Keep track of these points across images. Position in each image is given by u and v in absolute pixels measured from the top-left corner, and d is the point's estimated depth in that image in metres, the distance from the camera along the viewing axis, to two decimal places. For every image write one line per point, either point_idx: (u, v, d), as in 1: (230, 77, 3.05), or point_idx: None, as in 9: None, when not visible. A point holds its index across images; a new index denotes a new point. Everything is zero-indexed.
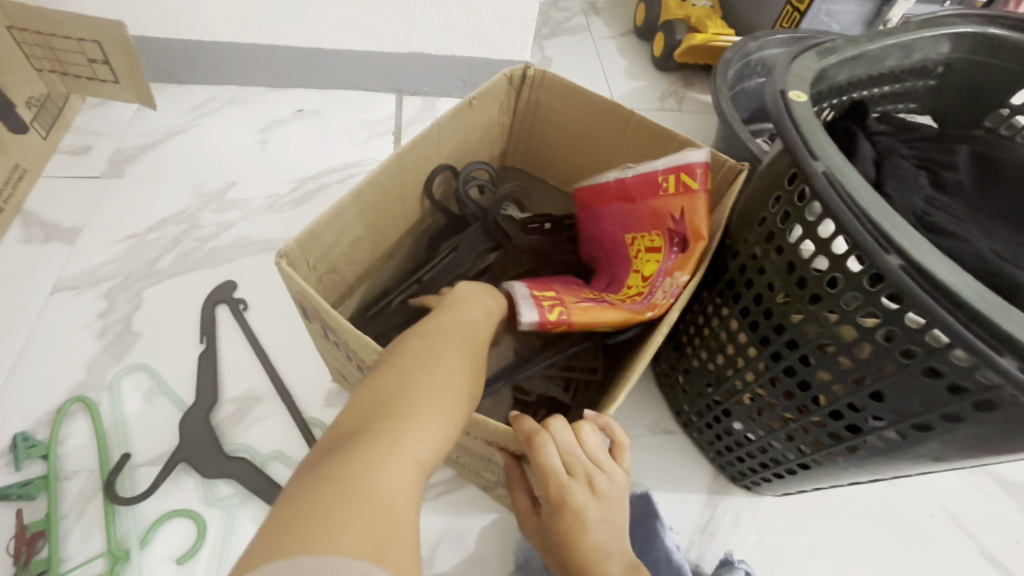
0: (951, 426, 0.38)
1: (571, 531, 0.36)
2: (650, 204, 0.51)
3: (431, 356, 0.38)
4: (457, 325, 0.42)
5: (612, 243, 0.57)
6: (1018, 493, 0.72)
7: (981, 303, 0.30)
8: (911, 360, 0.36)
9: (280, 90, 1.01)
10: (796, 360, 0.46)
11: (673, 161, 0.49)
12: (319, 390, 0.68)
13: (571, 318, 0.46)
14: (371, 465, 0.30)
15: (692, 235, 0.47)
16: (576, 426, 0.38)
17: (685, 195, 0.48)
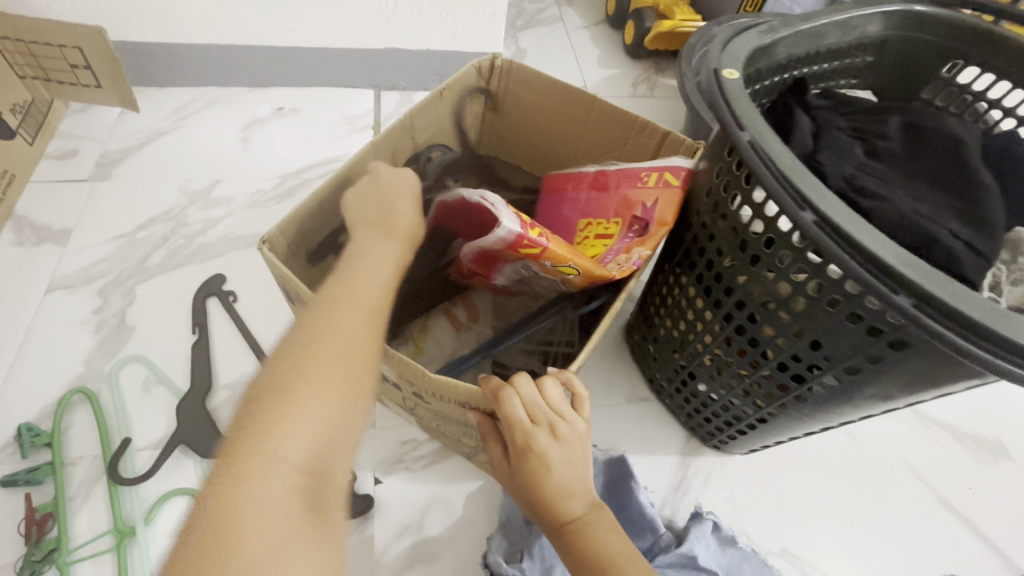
0: (877, 366, 0.42)
1: (536, 470, 0.41)
2: (624, 194, 0.53)
3: (317, 336, 0.40)
4: (350, 295, 0.43)
5: (565, 227, 0.60)
6: (971, 443, 0.77)
7: (878, 249, 0.34)
8: (836, 309, 0.40)
9: (260, 90, 1.04)
10: (745, 319, 0.50)
11: (660, 162, 0.53)
12: None
13: (547, 245, 0.48)
14: (242, 482, 0.34)
15: (656, 222, 0.51)
16: (539, 381, 0.41)
17: (663, 189, 0.52)
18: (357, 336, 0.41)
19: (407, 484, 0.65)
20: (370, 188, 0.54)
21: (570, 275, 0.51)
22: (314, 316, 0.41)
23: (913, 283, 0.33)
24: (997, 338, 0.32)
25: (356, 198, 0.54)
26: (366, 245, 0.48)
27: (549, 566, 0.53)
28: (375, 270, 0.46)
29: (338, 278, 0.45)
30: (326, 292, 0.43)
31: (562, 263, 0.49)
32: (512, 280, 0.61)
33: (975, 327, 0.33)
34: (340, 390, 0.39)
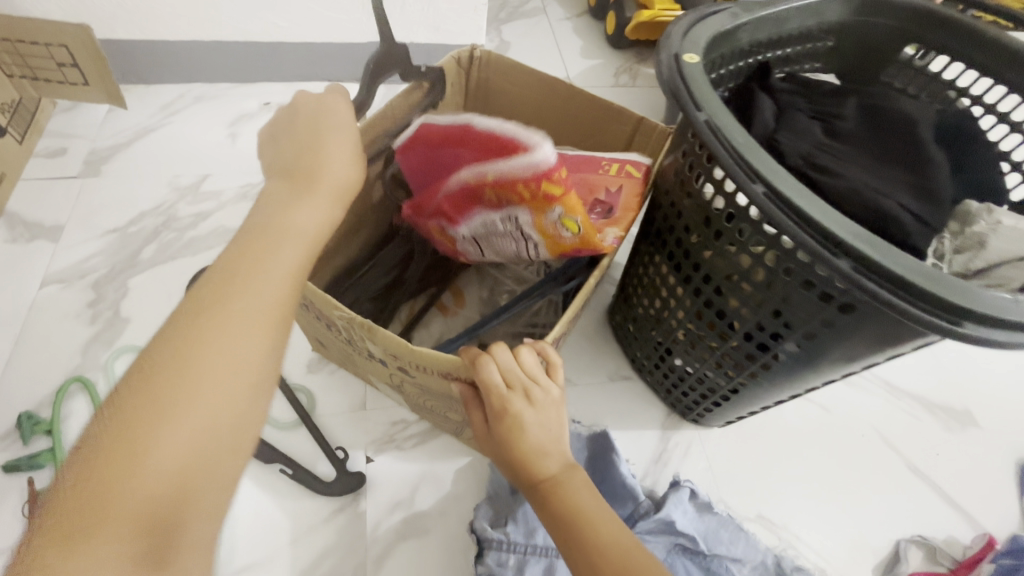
0: (832, 331, 0.45)
1: (512, 432, 0.44)
2: (584, 177, 0.56)
3: (209, 341, 0.34)
4: (253, 286, 0.37)
5: None
6: (941, 413, 0.80)
7: (821, 216, 0.36)
8: (792, 277, 0.43)
9: (246, 86, 1.05)
10: (712, 292, 0.53)
11: (618, 154, 0.56)
12: (301, 359, 0.74)
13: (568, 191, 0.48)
14: (106, 487, 0.30)
15: (620, 208, 0.55)
16: (516, 350, 0.44)
17: (625, 178, 0.55)
18: (256, 347, 0.35)
19: (398, 462, 0.68)
20: (299, 124, 0.46)
21: (569, 230, 0.51)
22: (207, 312, 0.35)
23: (855, 249, 0.36)
24: (933, 298, 0.34)
25: (284, 134, 0.46)
26: (286, 198, 0.42)
27: (532, 531, 0.56)
28: (289, 246, 0.39)
29: (242, 253, 0.38)
30: (224, 273, 0.37)
31: (571, 213, 0.49)
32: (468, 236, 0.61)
33: (912, 289, 0.35)
34: (230, 417, 0.34)
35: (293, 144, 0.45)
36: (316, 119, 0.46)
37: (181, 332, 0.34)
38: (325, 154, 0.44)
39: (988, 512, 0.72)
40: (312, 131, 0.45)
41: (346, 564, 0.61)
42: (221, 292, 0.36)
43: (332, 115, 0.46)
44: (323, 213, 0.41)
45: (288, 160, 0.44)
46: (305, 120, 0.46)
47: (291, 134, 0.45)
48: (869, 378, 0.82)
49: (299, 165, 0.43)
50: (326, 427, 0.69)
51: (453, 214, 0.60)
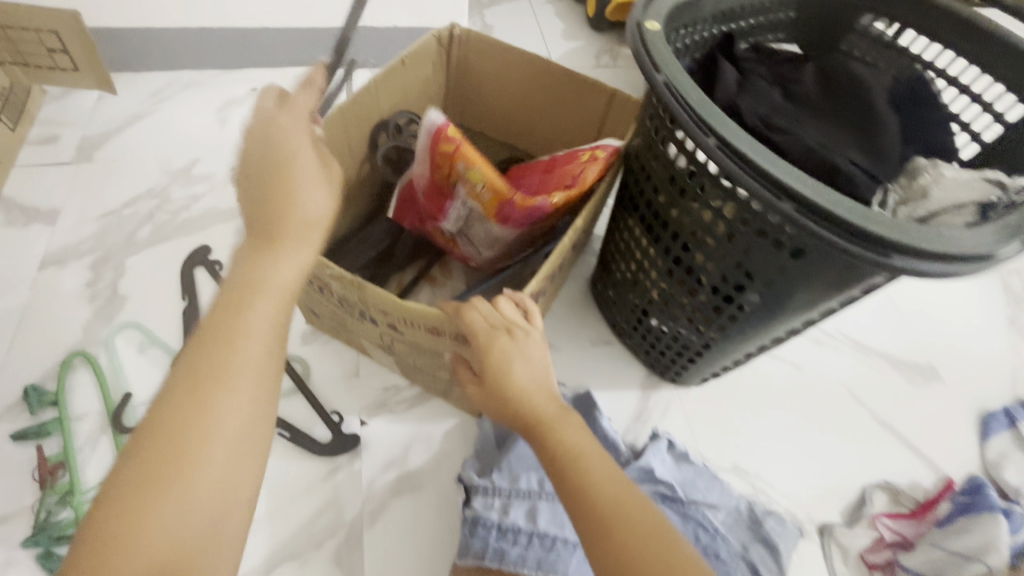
0: (788, 277, 0.48)
1: (501, 369, 0.47)
2: (561, 169, 0.62)
3: (196, 427, 0.36)
4: (230, 363, 0.38)
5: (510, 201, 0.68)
6: (906, 368, 0.84)
7: (767, 164, 0.40)
8: (748, 227, 0.47)
9: (234, 72, 1.07)
10: (681, 249, 0.56)
11: (597, 145, 0.62)
12: (296, 331, 0.77)
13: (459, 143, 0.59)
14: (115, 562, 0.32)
15: (580, 186, 0.58)
16: (495, 299, 0.49)
17: (592, 162, 0.60)
18: (242, 408, 0.38)
19: (391, 424, 0.71)
20: (262, 157, 0.45)
21: (478, 184, 0.59)
22: (188, 396, 0.37)
23: (796, 191, 0.39)
24: (865, 235, 0.37)
25: (250, 166, 0.46)
26: (253, 250, 0.43)
27: (516, 476, 0.60)
28: (262, 313, 0.41)
29: (219, 325, 0.40)
30: (204, 350, 0.39)
31: (470, 165, 0.59)
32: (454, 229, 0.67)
33: (847, 227, 0.38)
34: (223, 491, 0.36)
35: (260, 191, 0.44)
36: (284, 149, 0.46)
37: (167, 417, 0.37)
38: (290, 195, 0.44)
39: (948, 458, 0.77)
40: (286, 160, 0.45)
41: (343, 518, 0.64)
42: (203, 372, 0.38)
43: (298, 148, 0.46)
44: (301, 264, 0.43)
45: (257, 202, 0.44)
46: (274, 149, 0.46)
47: (256, 169, 0.45)
48: (840, 339, 0.86)
49: (264, 213, 0.43)
50: (321, 393, 0.72)
51: (435, 210, 0.67)
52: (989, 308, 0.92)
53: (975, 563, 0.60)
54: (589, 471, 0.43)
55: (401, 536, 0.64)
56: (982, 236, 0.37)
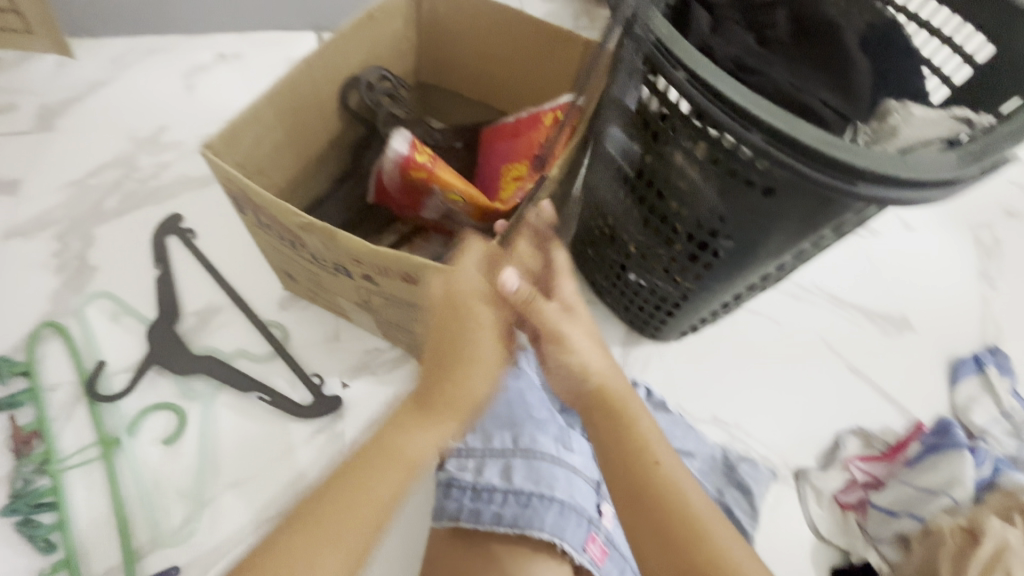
0: (758, 217, 0.48)
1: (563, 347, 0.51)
2: (529, 136, 0.66)
3: (314, 550, 0.43)
4: (364, 495, 0.45)
5: (491, 175, 0.72)
6: (880, 320, 0.86)
7: (734, 94, 0.39)
8: (719, 167, 0.47)
9: (199, 37, 1.03)
10: (656, 198, 0.56)
11: (555, 103, 0.64)
12: (273, 296, 0.76)
13: (431, 170, 0.57)
14: None
15: (547, 156, 0.61)
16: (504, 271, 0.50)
17: (554, 125, 0.62)
18: (335, 564, 0.43)
19: (372, 385, 0.71)
20: (443, 307, 0.50)
21: (458, 202, 0.58)
22: (322, 517, 0.44)
23: (765, 121, 0.39)
24: (834, 162, 0.38)
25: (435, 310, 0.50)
26: (417, 406, 0.49)
27: (489, 436, 0.61)
28: (394, 462, 0.47)
29: (373, 477, 0.46)
30: (351, 484, 0.45)
31: (447, 188, 0.57)
32: (434, 216, 0.66)
33: (815, 155, 0.38)
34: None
35: (436, 343, 0.50)
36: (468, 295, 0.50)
37: (303, 529, 0.44)
38: (463, 361, 0.49)
39: (919, 404, 0.79)
40: (455, 305, 0.49)
41: (326, 478, 0.65)
42: (339, 504, 0.45)
43: (472, 300, 0.49)
44: (432, 438, 0.48)
45: (434, 356, 0.49)
46: (450, 292, 0.50)
47: (438, 317, 0.50)
48: (817, 294, 0.88)
49: (439, 372, 0.49)
50: (301, 357, 0.72)
51: (411, 203, 0.67)
52: (962, 261, 0.93)
53: (941, 498, 0.63)
54: (673, 473, 0.47)
55: None
56: (946, 159, 0.38)
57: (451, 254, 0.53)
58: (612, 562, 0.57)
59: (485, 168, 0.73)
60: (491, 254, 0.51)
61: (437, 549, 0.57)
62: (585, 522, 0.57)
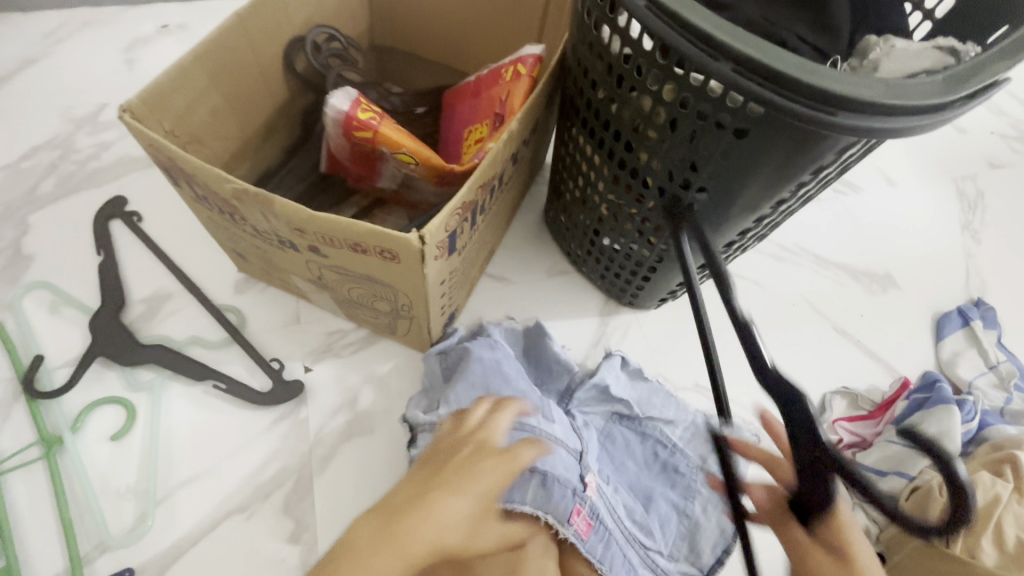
0: (730, 163, 0.44)
1: None
2: (490, 94, 0.60)
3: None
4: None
5: (455, 141, 0.66)
6: (865, 278, 0.84)
7: (698, 19, 0.35)
8: (688, 109, 0.43)
9: (140, 7, 0.96)
10: (624, 151, 0.52)
11: (514, 56, 0.58)
12: (228, 279, 0.71)
13: (375, 127, 0.52)
14: None
15: (509, 113, 0.56)
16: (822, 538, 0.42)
17: (515, 80, 0.56)
18: None
19: (338, 368, 0.67)
20: (453, 466, 0.44)
21: (409, 163, 0.53)
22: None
23: (730, 47, 0.35)
24: (809, 89, 0.34)
25: (442, 466, 0.44)
26: (399, 548, 0.38)
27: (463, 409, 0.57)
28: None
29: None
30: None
31: (395, 147, 0.52)
32: (393, 185, 0.62)
33: (788, 84, 0.34)
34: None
35: (423, 482, 0.43)
36: (486, 473, 0.44)
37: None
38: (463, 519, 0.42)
39: (905, 361, 0.77)
40: (467, 484, 0.43)
41: (290, 467, 0.61)
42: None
43: (490, 475, 0.45)
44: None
45: (413, 497, 0.41)
46: (458, 455, 0.45)
47: (438, 471, 0.44)
48: (800, 255, 0.85)
49: (409, 508, 0.40)
50: (260, 342, 0.67)
51: (366, 172, 0.62)
52: (945, 215, 0.91)
53: (930, 455, 0.61)
54: None
55: (353, 480, 0.61)
56: (931, 81, 0.34)
57: (473, 409, 0.50)
58: (596, 535, 0.55)
59: (449, 133, 0.68)
60: (525, 447, 0.48)
61: None
62: (567, 497, 0.53)
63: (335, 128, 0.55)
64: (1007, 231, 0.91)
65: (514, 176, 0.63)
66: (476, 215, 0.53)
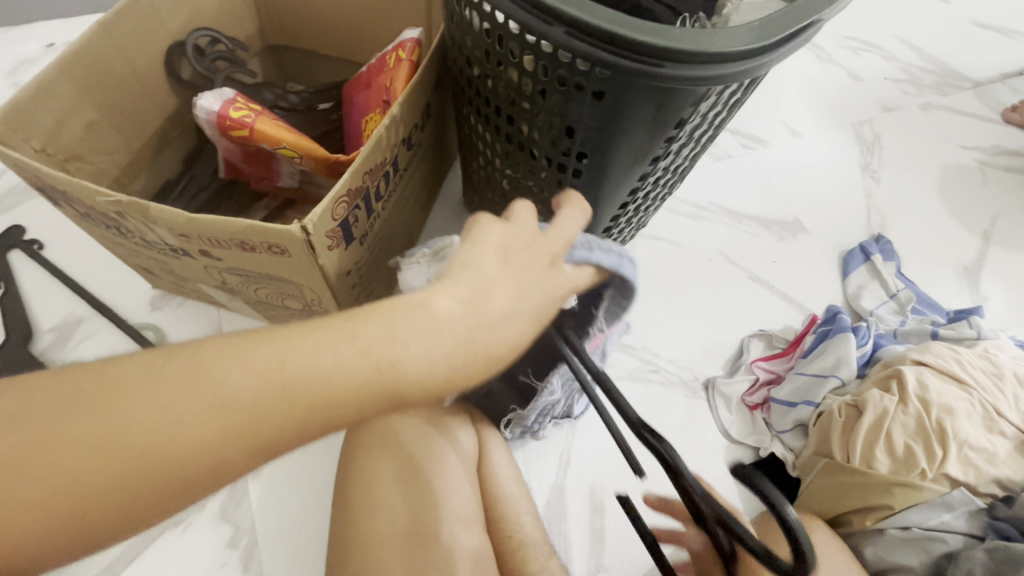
0: (597, 128, 0.46)
1: None
2: (377, 82, 0.60)
3: (192, 392, 0.29)
4: (316, 381, 0.30)
5: (354, 133, 0.66)
6: (775, 226, 0.88)
7: None
8: (549, 76, 0.44)
9: (21, 28, 0.91)
10: (509, 126, 0.54)
11: (395, 42, 0.59)
12: (142, 298, 0.70)
13: (250, 123, 0.53)
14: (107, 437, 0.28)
15: (394, 97, 0.56)
16: None
17: (397, 65, 0.57)
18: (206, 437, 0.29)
19: None
20: (526, 285, 0.37)
21: (293, 157, 0.53)
22: (254, 356, 0.30)
23: (559, 11, 0.37)
24: (635, 45, 0.36)
25: (529, 288, 0.37)
26: (452, 351, 0.33)
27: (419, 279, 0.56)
28: (372, 360, 0.31)
29: (327, 336, 0.31)
30: (308, 355, 0.30)
31: (275, 143, 0.53)
32: (293, 181, 0.62)
33: (618, 42, 0.37)
34: (106, 444, 0.28)
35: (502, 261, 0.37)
36: (549, 298, 0.39)
37: (209, 353, 0.30)
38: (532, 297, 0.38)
39: (815, 300, 0.82)
40: (534, 317, 0.37)
41: None
42: (282, 367, 0.30)
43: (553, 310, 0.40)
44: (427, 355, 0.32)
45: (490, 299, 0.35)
46: (525, 258, 0.38)
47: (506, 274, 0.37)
48: (713, 211, 0.89)
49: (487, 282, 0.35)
50: None
51: (264, 173, 0.62)
52: (845, 159, 0.96)
53: (831, 380, 0.65)
54: None
55: (288, 479, 0.62)
56: (750, 28, 0.37)
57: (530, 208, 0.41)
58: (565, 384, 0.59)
59: (348, 126, 0.68)
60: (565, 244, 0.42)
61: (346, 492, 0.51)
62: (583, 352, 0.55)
63: (215, 128, 0.55)
64: (902, 168, 0.96)
65: (415, 160, 0.63)
66: (369, 200, 0.53)
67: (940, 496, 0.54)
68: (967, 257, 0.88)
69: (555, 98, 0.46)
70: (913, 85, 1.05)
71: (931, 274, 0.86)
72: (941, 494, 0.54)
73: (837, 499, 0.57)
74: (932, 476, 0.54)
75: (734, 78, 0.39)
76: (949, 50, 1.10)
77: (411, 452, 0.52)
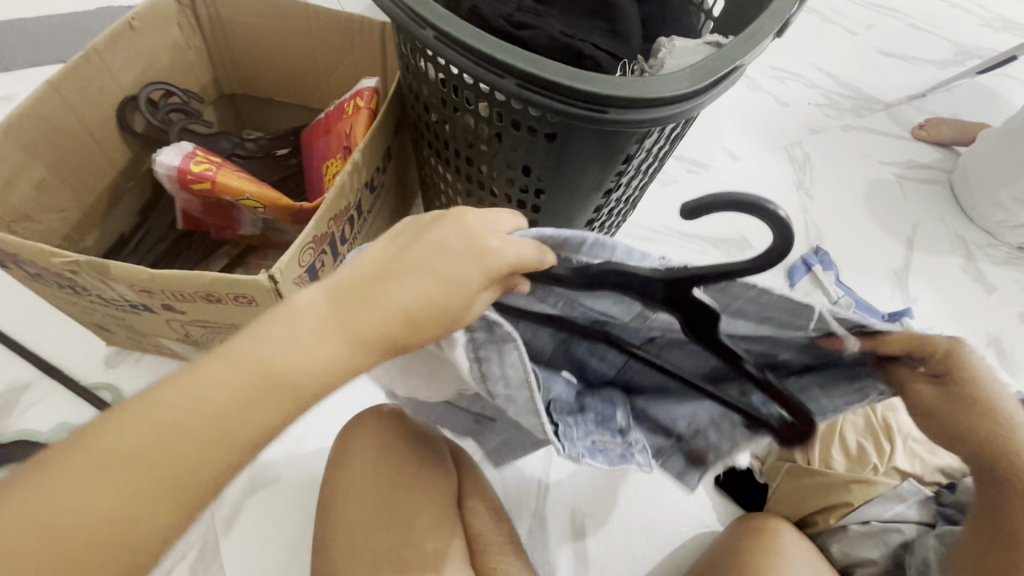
0: (552, 168, 0.50)
1: None
2: (337, 129, 0.62)
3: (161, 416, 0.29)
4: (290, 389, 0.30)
5: (315, 179, 0.67)
6: (724, 244, 0.94)
7: (480, 46, 0.40)
8: (503, 122, 0.47)
9: None
10: (468, 166, 0.56)
11: (353, 91, 0.61)
12: (96, 356, 0.67)
13: (208, 176, 0.53)
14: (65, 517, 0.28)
15: (355, 143, 0.58)
16: None
17: (356, 113, 0.59)
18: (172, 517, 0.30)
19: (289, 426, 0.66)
20: (431, 253, 0.31)
21: (257, 208, 0.54)
22: (192, 392, 0.29)
23: (508, 66, 0.40)
24: (580, 94, 0.40)
25: (418, 261, 0.31)
26: (323, 322, 0.30)
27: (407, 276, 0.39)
28: (250, 369, 0.29)
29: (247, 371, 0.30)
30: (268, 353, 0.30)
31: (238, 194, 0.53)
32: (257, 230, 0.62)
33: (564, 91, 0.40)
34: (98, 490, 0.28)
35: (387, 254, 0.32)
36: (460, 266, 0.31)
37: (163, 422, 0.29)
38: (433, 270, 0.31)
39: None
40: (442, 282, 0.31)
41: (191, 536, 0.59)
42: (253, 368, 0.29)
43: (471, 275, 0.31)
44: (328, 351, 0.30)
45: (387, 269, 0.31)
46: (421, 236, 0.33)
47: (410, 256, 0.32)
48: (666, 233, 0.94)
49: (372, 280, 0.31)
50: None
51: (225, 222, 0.62)
52: (782, 177, 1.04)
53: None
54: None
55: (260, 532, 0.60)
56: (684, 75, 0.41)
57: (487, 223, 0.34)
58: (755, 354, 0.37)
59: (309, 171, 0.68)
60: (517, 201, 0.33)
61: (324, 538, 0.51)
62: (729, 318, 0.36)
63: (174, 183, 0.55)
64: (833, 184, 1.05)
65: (378, 202, 0.65)
66: (334, 244, 0.54)
67: (891, 489, 0.58)
68: (895, 263, 0.96)
69: (510, 141, 0.49)
70: (834, 109, 1.15)
71: (867, 280, 0.93)
72: (893, 487, 0.59)
73: (804, 500, 0.61)
74: (882, 470, 0.60)
75: (671, 119, 0.43)
76: (862, 77, 1.21)
77: (384, 482, 0.52)
